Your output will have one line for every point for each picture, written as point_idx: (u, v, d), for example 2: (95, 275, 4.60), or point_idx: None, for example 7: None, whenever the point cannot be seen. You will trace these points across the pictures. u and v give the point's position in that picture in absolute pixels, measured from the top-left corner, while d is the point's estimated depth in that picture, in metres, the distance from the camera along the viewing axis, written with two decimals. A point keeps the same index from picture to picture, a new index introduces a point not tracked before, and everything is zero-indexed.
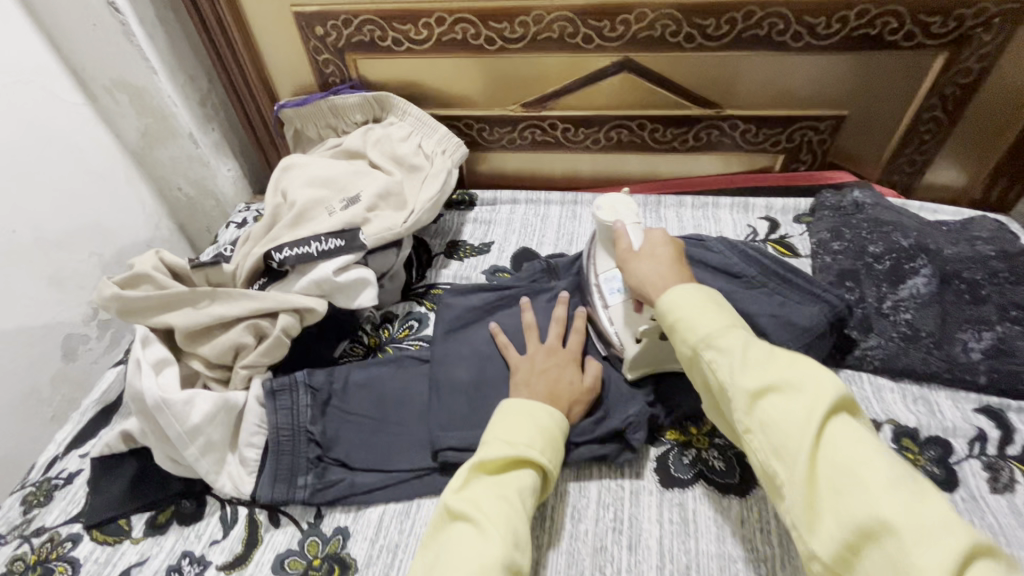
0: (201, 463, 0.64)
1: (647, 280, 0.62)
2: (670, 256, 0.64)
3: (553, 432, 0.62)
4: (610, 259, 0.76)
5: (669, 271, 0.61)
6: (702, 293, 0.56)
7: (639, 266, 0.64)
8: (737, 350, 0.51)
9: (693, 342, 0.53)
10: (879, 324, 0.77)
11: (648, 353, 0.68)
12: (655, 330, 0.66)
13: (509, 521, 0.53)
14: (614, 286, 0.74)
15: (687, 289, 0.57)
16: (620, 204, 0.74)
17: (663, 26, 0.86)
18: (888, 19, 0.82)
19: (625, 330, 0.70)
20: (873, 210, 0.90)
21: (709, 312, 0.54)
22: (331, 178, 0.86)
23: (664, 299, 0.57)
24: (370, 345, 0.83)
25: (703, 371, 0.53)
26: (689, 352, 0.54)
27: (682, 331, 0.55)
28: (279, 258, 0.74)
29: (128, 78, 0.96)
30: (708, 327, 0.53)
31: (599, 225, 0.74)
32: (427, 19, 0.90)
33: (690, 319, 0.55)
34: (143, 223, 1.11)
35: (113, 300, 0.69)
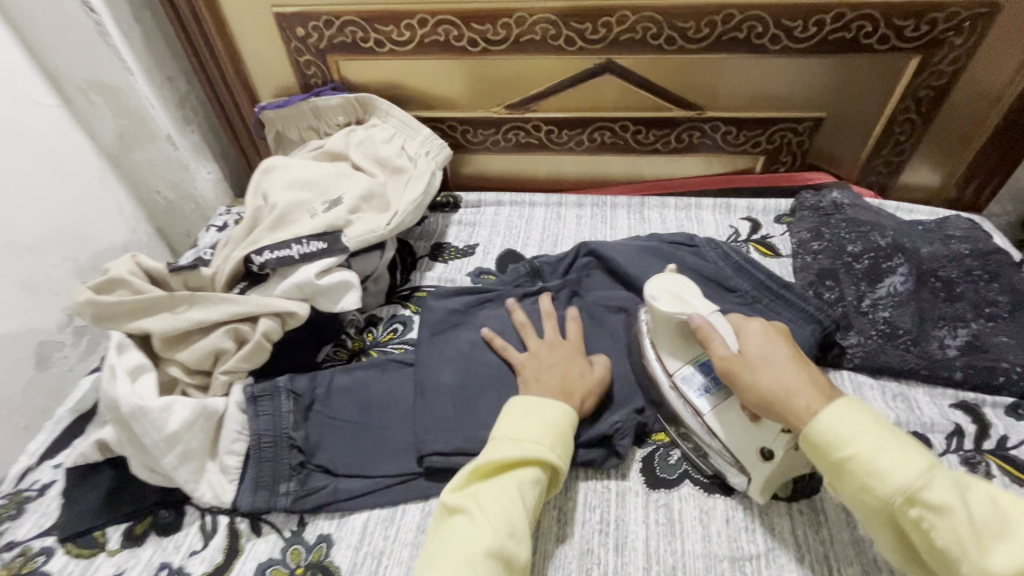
0: (180, 471, 0.63)
1: (784, 394, 0.53)
2: (789, 356, 0.56)
3: (559, 426, 0.62)
4: (687, 354, 0.66)
5: (808, 382, 0.53)
6: (861, 434, 0.49)
7: (772, 376, 0.55)
8: (957, 509, 0.44)
9: (892, 500, 0.47)
10: (858, 322, 0.78)
11: (773, 478, 0.59)
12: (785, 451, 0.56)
13: (504, 512, 0.54)
14: (699, 389, 0.64)
15: (858, 429, 0.49)
16: (679, 289, 0.66)
17: (644, 29, 0.87)
18: (863, 22, 0.83)
19: (733, 441, 0.61)
20: (851, 210, 0.92)
21: (900, 452, 0.48)
22: (313, 181, 0.85)
23: (824, 432, 0.50)
24: (353, 349, 0.83)
25: (902, 526, 0.47)
26: (891, 509, 0.47)
27: (871, 480, 0.48)
28: (260, 261, 0.74)
29: (104, 79, 0.94)
30: (910, 476, 0.46)
31: (667, 319, 0.65)
32: (409, 20, 0.90)
33: (885, 472, 0.47)
34: (120, 226, 1.08)
35: (86, 306, 0.67)
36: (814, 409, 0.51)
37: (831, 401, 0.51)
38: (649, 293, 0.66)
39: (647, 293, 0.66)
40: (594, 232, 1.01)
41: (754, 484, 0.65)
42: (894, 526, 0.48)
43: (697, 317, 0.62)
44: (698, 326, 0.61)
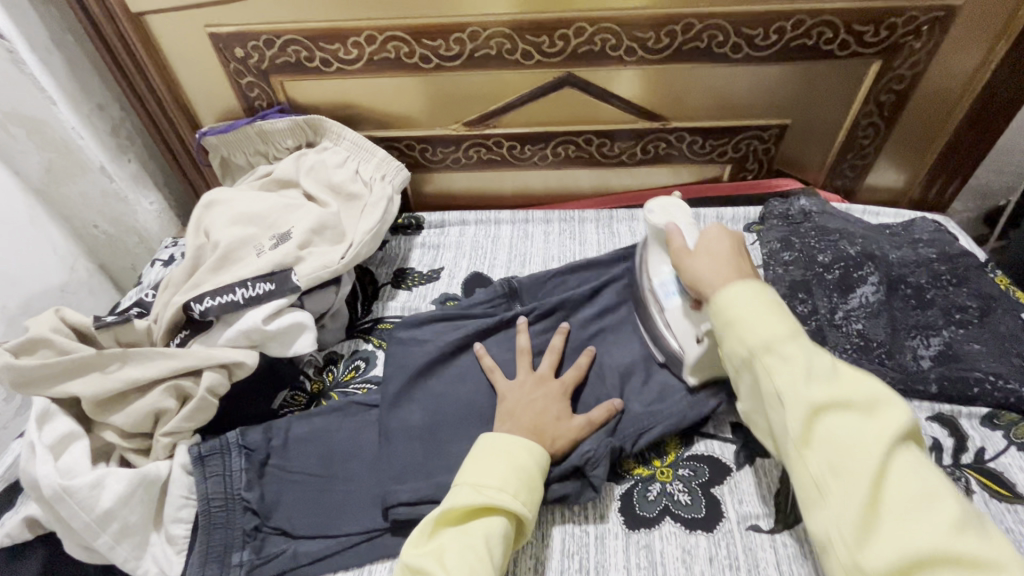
0: (117, 550, 0.57)
1: (703, 278, 0.60)
2: (727, 253, 0.62)
3: (527, 469, 0.58)
4: (666, 263, 0.72)
5: (724, 267, 0.60)
6: (770, 301, 0.55)
7: (697, 263, 0.62)
8: (798, 360, 0.50)
9: (756, 348, 0.52)
10: (832, 337, 0.76)
11: (708, 356, 0.65)
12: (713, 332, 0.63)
13: (470, 573, 0.50)
14: (670, 289, 0.70)
15: (755, 295, 0.55)
16: (672, 206, 0.72)
17: (603, 41, 0.84)
18: (824, 29, 0.82)
19: (684, 332, 0.67)
20: (819, 218, 0.91)
21: (771, 318, 0.53)
22: (258, 214, 0.79)
23: (719, 296, 0.57)
24: (313, 392, 0.77)
25: (740, 357, 0.53)
26: (748, 355, 0.53)
27: (742, 333, 0.53)
28: (200, 309, 0.68)
29: (23, 110, 0.85)
30: (775, 333, 0.51)
31: (652, 228, 0.72)
32: (355, 37, 0.85)
33: (756, 324, 0.53)
34: (54, 265, 1.00)
35: (3, 371, 0.60)
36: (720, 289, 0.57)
37: (734, 283, 0.57)
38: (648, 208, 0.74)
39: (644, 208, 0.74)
40: (562, 249, 0.97)
41: (737, 516, 0.63)
42: (742, 363, 0.54)
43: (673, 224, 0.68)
44: (668, 229, 0.68)
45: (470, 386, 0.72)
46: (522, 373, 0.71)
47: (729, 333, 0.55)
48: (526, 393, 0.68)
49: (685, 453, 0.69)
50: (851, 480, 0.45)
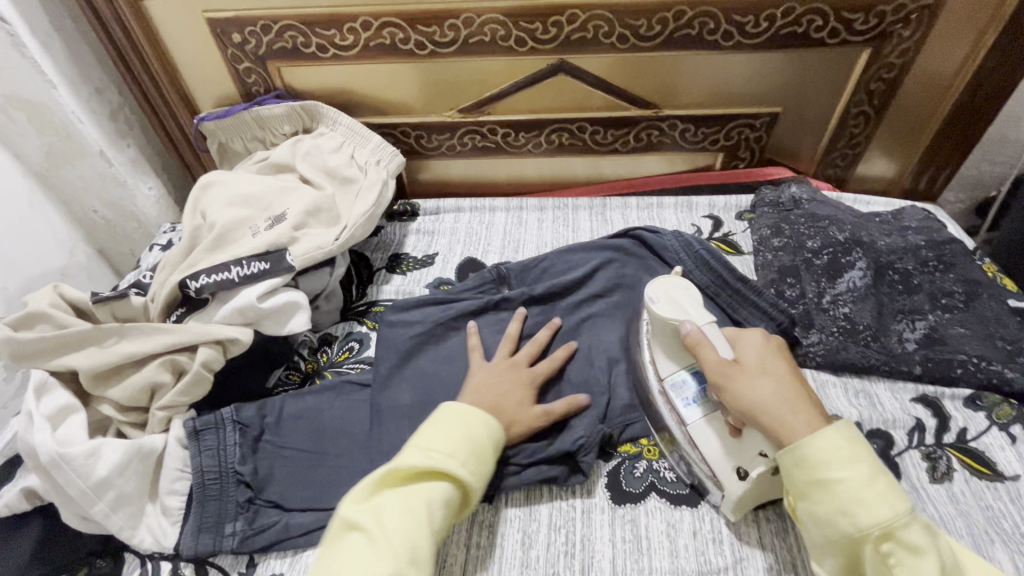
0: (113, 519, 0.58)
1: (759, 409, 0.53)
2: (782, 375, 0.56)
3: (480, 442, 0.59)
4: (681, 362, 0.64)
5: (778, 396, 0.54)
6: (868, 462, 0.49)
7: (749, 388, 0.55)
8: (927, 557, 0.44)
9: (870, 533, 0.46)
10: (820, 320, 0.77)
11: (751, 491, 0.57)
12: (766, 470, 0.55)
13: (407, 536, 0.51)
14: (689, 397, 0.62)
15: (853, 450, 0.49)
16: (682, 296, 0.64)
17: (596, 28, 0.85)
18: (813, 16, 0.82)
19: (720, 459, 0.59)
20: (810, 205, 0.91)
21: (878, 488, 0.47)
22: (254, 196, 0.80)
23: (805, 451, 0.50)
24: (307, 372, 0.79)
25: (843, 535, 0.47)
26: (860, 538, 0.46)
27: (851, 509, 0.47)
28: (196, 286, 0.69)
29: (23, 93, 0.87)
30: (892, 515, 0.45)
31: (662, 323, 0.63)
32: (351, 23, 0.86)
33: (867, 497, 0.46)
34: (53, 249, 1.01)
35: (3, 344, 0.61)
36: (809, 431, 0.51)
37: (827, 426, 0.51)
38: (650, 294, 0.65)
39: (647, 296, 0.65)
40: (555, 236, 0.99)
41: None
42: (840, 544, 0.47)
43: (691, 324, 0.61)
44: (686, 332, 0.60)
45: (461, 366, 0.73)
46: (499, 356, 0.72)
47: (828, 501, 0.48)
48: (498, 377, 0.68)
49: None
50: None
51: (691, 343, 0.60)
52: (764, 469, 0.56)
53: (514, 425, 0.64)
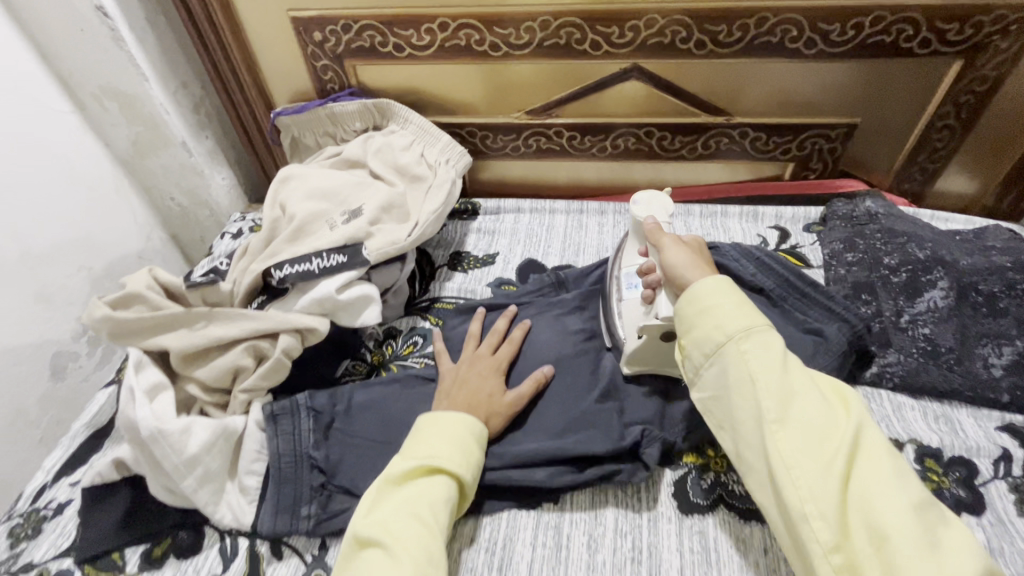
0: (199, 493, 0.61)
1: (678, 266, 0.60)
2: (707, 260, 0.61)
3: (464, 438, 0.61)
4: (638, 255, 0.72)
5: (693, 257, 0.60)
6: (735, 293, 0.55)
7: (671, 249, 0.62)
8: (771, 359, 0.50)
9: (733, 333, 0.52)
10: (897, 340, 0.74)
11: (645, 349, 0.66)
12: (657, 327, 0.63)
13: (419, 540, 0.52)
14: (632, 281, 0.71)
15: (724, 286, 0.55)
16: (657, 201, 0.72)
17: (673, 33, 0.84)
18: (904, 25, 0.80)
19: (629, 326, 0.68)
20: (887, 219, 0.87)
21: (740, 309, 0.53)
22: (331, 190, 0.83)
23: (690, 294, 0.56)
24: (373, 363, 0.81)
25: (716, 342, 0.52)
26: (726, 341, 0.52)
27: (722, 323, 0.53)
28: (279, 275, 0.72)
29: (118, 85, 0.92)
30: (748, 320, 0.52)
31: (633, 220, 0.72)
32: (429, 24, 0.88)
33: (731, 314, 0.53)
34: (134, 232, 1.07)
35: (103, 322, 0.65)
36: (696, 282, 0.57)
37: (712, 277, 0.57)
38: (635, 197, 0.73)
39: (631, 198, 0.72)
40: (616, 241, 0.98)
41: None
42: (712, 351, 0.53)
43: (650, 220, 0.67)
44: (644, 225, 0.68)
45: (526, 365, 0.74)
46: (464, 352, 0.74)
47: (704, 321, 0.54)
48: (462, 373, 0.70)
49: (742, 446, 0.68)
50: (824, 453, 0.45)
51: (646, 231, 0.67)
52: (654, 324, 0.63)
53: (493, 418, 0.66)
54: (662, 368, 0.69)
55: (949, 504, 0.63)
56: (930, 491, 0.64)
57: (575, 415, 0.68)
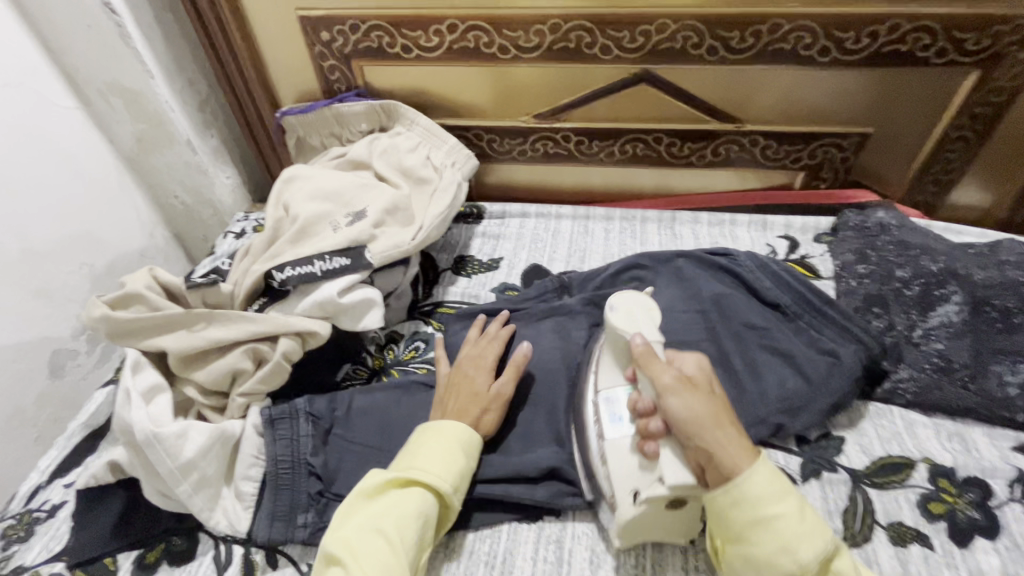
0: (194, 499, 0.60)
1: (691, 427, 0.51)
2: (721, 403, 0.53)
3: (444, 449, 0.60)
4: (619, 376, 0.62)
5: (711, 410, 0.51)
6: (795, 494, 0.49)
7: (681, 399, 0.52)
8: None
9: (808, 566, 0.46)
10: (909, 355, 0.73)
11: (644, 515, 0.55)
12: (663, 496, 0.53)
13: (380, 558, 0.52)
14: (615, 412, 0.60)
15: (779, 484, 0.49)
16: (638, 309, 0.64)
17: (685, 38, 0.83)
18: (921, 34, 0.78)
19: (619, 482, 0.57)
20: (899, 231, 0.85)
21: (806, 526, 0.47)
22: (335, 191, 0.82)
23: (739, 488, 0.48)
24: (374, 368, 0.79)
25: (786, 573, 0.46)
26: (799, 571, 0.46)
27: (790, 544, 0.46)
28: (281, 277, 0.71)
29: (123, 82, 0.91)
30: (823, 546, 0.46)
31: (614, 331, 0.63)
32: (437, 25, 0.87)
33: (799, 535, 0.46)
34: (137, 230, 1.07)
35: (101, 321, 0.64)
36: (742, 465, 0.49)
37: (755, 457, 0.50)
38: (610, 302, 0.64)
39: (607, 303, 0.64)
40: (623, 248, 0.97)
41: None
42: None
43: (640, 339, 0.59)
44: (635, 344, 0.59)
45: (530, 373, 0.72)
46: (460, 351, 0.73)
47: (766, 538, 0.47)
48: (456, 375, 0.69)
49: None
50: None
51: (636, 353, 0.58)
52: (658, 492, 0.53)
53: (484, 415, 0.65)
54: (651, 535, 0.58)
55: (962, 526, 0.61)
56: (944, 512, 0.62)
57: (579, 425, 0.67)
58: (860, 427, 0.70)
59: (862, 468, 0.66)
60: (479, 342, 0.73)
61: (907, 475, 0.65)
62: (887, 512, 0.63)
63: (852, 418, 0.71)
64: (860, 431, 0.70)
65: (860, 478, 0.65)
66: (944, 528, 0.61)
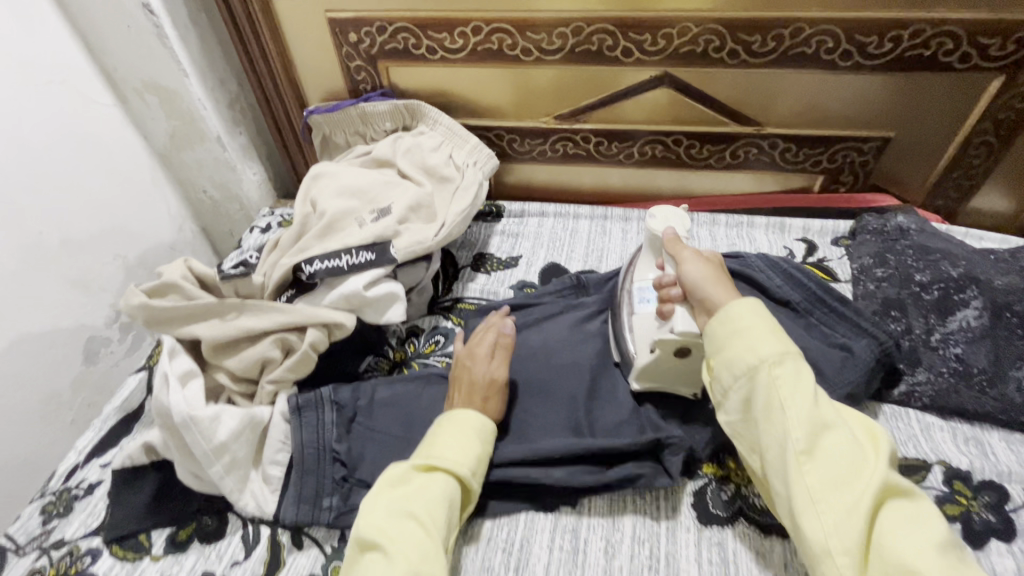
0: (225, 481, 0.63)
1: (697, 283, 0.59)
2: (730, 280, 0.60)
3: (465, 437, 0.62)
4: (651, 267, 0.70)
5: (719, 277, 0.59)
6: (768, 319, 0.54)
7: (693, 266, 0.60)
8: (802, 395, 0.49)
9: (768, 360, 0.50)
10: (927, 358, 0.73)
11: (657, 364, 0.64)
12: (672, 343, 0.61)
13: (416, 541, 0.53)
14: (645, 296, 0.68)
15: (756, 312, 0.54)
16: (673, 214, 0.70)
17: (706, 42, 0.84)
18: (945, 39, 0.78)
19: (641, 339, 0.66)
20: (920, 236, 0.85)
21: (770, 335, 0.52)
22: (361, 188, 0.84)
23: (723, 315, 0.54)
24: (395, 360, 0.82)
25: (749, 369, 0.51)
26: (759, 365, 0.51)
27: (755, 345, 0.51)
28: (309, 271, 0.73)
29: (159, 80, 0.95)
30: (784, 351, 0.50)
31: (650, 233, 0.69)
32: (463, 28, 0.89)
33: (764, 338, 0.51)
34: (167, 224, 1.10)
35: (140, 310, 0.67)
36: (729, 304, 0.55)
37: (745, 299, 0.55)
38: (650, 211, 0.71)
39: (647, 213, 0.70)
40: (640, 248, 0.98)
41: None
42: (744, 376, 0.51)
43: (671, 232, 0.66)
44: (664, 235, 0.66)
45: (548, 368, 0.74)
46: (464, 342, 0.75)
47: (736, 342, 0.52)
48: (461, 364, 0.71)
49: None
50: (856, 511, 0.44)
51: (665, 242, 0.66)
52: (669, 339, 0.61)
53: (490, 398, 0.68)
54: (670, 386, 0.67)
55: (978, 529, 0.61)
56: (958, 514, 0.62)
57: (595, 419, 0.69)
58: None
59: None
60: (481, 330, 0.75)
61: (922, 476, 0.66)
62: None
63: None
64: None
65: None
66: (959, 530, 0.61)
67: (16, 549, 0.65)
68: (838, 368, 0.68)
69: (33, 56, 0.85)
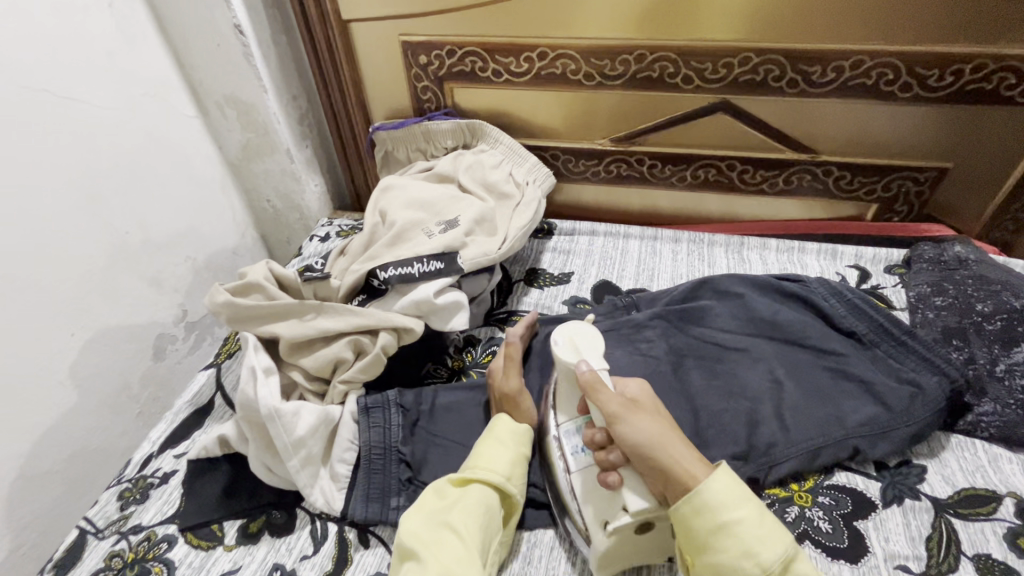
0: (299, 475, 0.65)
1: (646, 445, 0.54)
2: (666, 420, 0.58)
3: (502, 449, 0.64)
4: (575, 408, 0.66)
5: (658, 429, 0.56)
6: (750, 496, 0.51)
7: (632, 422, 0.56)
8: None
9: (764, 562, 0.47)
10: (992, 389, 0.71)
11: (616, 546, 0.57)
12: (629, 524, 0.56)
13: (450, 550, 0.53)
14: (577, 444, 0.63)
15: (738, 492, 0.51)
16: (583, 339, 0.67)
17: (766, 71, 0.87)
18: (1006, 74, 0.80)
19: (591, 512, 0.59)
20: (978, 266, 0.85)
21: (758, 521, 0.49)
22: (429, 201, 0.88)
23: (702, 503, 0.50)
24: (453, 368, 0.83)
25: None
26: (757, 570, 0.47)
27: (745, 546, 0.48)
28: (383, 276, 0.76)
29: (238, 95, 1.01)
30: (779, 542, 0.48)
31: (564, 366, 0.66)
32: (529, 53, 0.93)
33: (756, 533, 0.48)
34: (231, 229, 1.16)
35: (224, 307, 0.71)
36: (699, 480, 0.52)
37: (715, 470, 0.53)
38: (554, 337, 0.68)
39: (552, 337, 0.68)
40: (690, 269, 1.00)
41: (883, 553, 0.62)
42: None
43: (585, 366, 0.63)
44: (585, 377, 0.61)
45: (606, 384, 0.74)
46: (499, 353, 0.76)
47: (728, 547, 0.48)
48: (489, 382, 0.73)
49: (825, 482, 0.69)
50: None
51: (586, 385, 0.61)
52: (625, 521, 0.56)
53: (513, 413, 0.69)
54: (635, 559, 0.60)
55: None
56: None
57: None
58: (940, 457, 0.70)
59: (945, 498, 0.66)
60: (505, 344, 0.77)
61: (993, 508, 0.64)
62: (974, 543, 0.62)
63: (932, 448, 0.71)
64: (941, 461, 0.70)
65: (943, 507, 0.65)
66: None
67: (95, 532, 0.68)
68: (919, 409, 0.68)
69: (133, 70, 0.91)
